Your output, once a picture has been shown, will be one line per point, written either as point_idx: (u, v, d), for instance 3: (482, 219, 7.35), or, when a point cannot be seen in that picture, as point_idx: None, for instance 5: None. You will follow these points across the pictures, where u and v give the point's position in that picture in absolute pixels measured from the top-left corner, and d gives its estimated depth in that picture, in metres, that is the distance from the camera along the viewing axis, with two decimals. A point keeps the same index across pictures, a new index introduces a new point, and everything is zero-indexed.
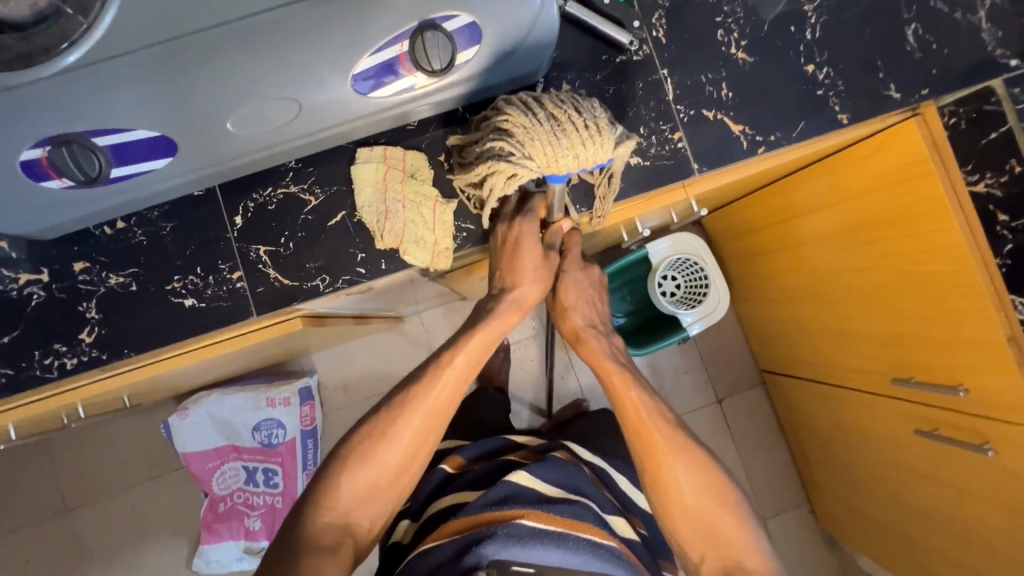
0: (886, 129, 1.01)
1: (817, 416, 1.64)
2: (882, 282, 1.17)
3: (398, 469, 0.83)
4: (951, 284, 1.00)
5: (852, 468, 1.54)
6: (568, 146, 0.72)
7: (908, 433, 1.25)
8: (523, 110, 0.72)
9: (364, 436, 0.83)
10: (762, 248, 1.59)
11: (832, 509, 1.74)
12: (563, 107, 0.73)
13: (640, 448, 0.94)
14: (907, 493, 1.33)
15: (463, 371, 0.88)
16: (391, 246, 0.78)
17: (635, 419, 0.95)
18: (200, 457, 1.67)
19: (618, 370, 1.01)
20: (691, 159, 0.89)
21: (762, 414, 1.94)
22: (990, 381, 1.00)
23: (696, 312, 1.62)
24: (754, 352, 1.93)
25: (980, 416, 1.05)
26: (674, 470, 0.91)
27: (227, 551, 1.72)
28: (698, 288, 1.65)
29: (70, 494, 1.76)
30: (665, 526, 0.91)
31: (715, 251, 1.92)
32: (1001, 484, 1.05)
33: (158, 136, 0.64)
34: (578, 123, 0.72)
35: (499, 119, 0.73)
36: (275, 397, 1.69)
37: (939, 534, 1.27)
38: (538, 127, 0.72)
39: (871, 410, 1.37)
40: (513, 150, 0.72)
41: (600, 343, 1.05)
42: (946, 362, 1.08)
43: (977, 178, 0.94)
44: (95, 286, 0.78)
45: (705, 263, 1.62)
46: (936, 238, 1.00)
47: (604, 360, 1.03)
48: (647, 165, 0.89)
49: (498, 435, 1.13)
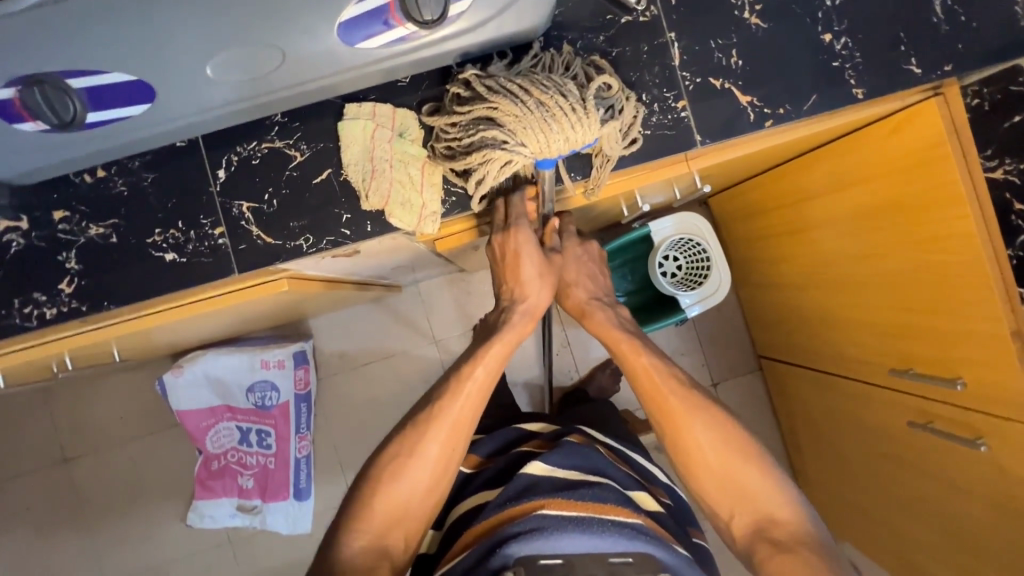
0: (904, 109, 0.96)
1: (812, 404, 1.62)
2: (887, 270, 1.14)
3: (430, 481, 0.90)
4: (958, 274, 0.97)
5: (843, 457, 1.53)
6: (559, 130, 0.69)
7: (903, 425, 1.24)
8: (511, 96, 0.69)
9: (397, 454, 0.91)
10: (768, 230, 1.55)
11: (820, 496, 1.74)
12: (549, 89, 0.69)
13: (657, 411, 0.96)
14: (897, 483, 1.33)
15: (482, 381, 0.95)
16: (376, 207, 0.75)
17: (649, 385, 0.98)
18: (195, 415, 1.70)
19: (628, 339, 1.02)
20: (694, 130, 0.85)
21: (757, 399, 1.92)
22: (990, 376, 0.98)
23: (696, 294, 1.59)
24: (753, 337, 1.90)
25: (977, 410, 1.03)
26: (694, 429, 0.92)
27: (220, 507, 1.76)
28: (700, 269, 1.62)
29: (69, 445, 1.79)
30: (693, 488, 0.92)
31: (720, 233, 1.87)
32: (994, 480, 1.04)
33: (134, 81, 0.62)
34: (567, 106, 0.68)
35: (487, 106, 0.69)
36: (270, 359, 1.70)
37: (927, 525, 1.27)
38: (528, 115, 0.68)
39: (866, 400, 1.35)
40: (506, 140, 0.70)
41: (607, 315, 1.07)
42: (947, 353, 1.06)
43: (996, 164, 0.90)
44: (75, 237, 0.77)
45: (708, 245, 1.59)
46: (946, 226, 0.96)
47: (613, 329, 1.05)
48: (648, 135, 0.85)
49: (512, 427, 1.13)
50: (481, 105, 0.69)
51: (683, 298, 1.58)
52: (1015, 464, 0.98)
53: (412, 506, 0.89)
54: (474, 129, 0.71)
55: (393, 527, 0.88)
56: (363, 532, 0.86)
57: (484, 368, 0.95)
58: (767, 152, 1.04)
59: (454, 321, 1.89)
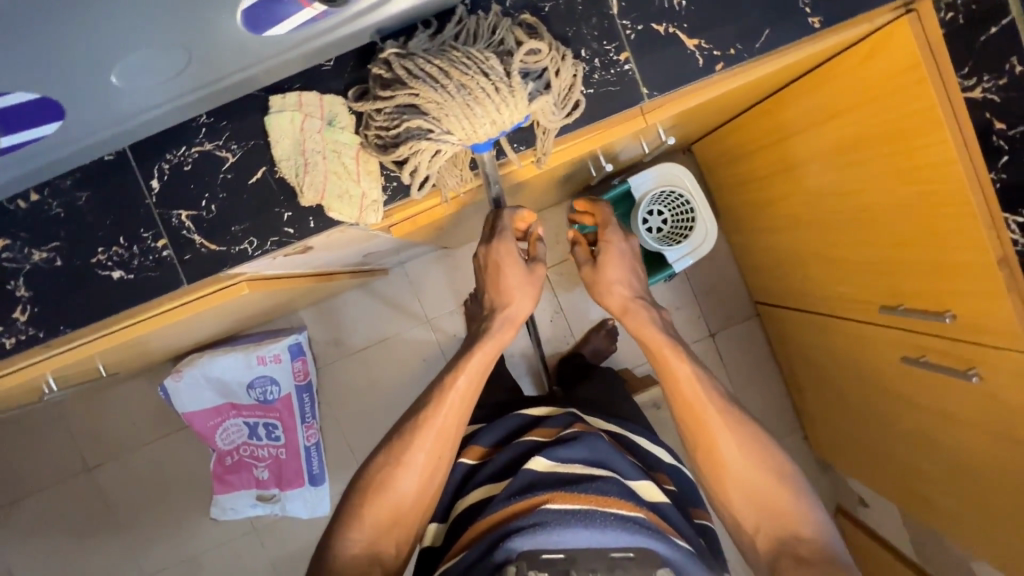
0: (879, 33, 0.90)
1: (809, 346, 1.60)
2: (871, 205, 1.09)
3: (422, 485, 0.93)
4: (941, 203, 0.93)
5: (843, 396, 1.52)
6: (484, 113, 0.66)
7: (897, 361, 1.21)
8: (430, 81, 0.64)
9: (387, 467, 0.93)
10: (753, 173, 1.50)
11: (825, 435, 1.75)
12: (471, 69, 0.65)
13: (691, 421, 0.94)
14: (896, 418, 1.32)
15: (466, 387, 0.96)
16: (314, 202, 0.73)
17: (686, 394, 0.95)
18: (200, 416, 1.72)
19: (670, 344, 0.98)
20: (641, 84, 0.81)
21: (756, 345, 1.91)
22: (978, 306, 0.95)
23: (683, 248, 1.55)
24: (748, 283, 1.87)
25: (967, 341, 1.00)
26: (734, 448, 0.91)
27: (240, 499, 1.82)
28: (685, 222, 1.57)
29: (88, 454, 1.86)
30: (720, 501, 0.92)
31: (708, 178, 1.82)
32: (989, 409, 1.02)
33: (40, 99, 0.58)
34: (490, 87, 0.65)
35: (407, 92, 0.66)
36: (266, 355, 1.71)
37: (928, 457, 1.26)
38: (450, 101, 0.65)
39: (860, 340, 1.32)
40: (431, 128, 0.67)
41: (651, 319, 1.01)
42: (935, 285, 1.02)
43: (974, 83, 0.83)
44: (20, 263, 0.76)
45: (692, 195, 1.54)
46: (927, 154, 0.91)
47: (650, 332, 1.00)
48: (591, 94, 0.80)
49: (516, 413, 1.08)
50: (402, 91, 0.66)
51: (670, 253, 1.54)
52: (1009, 391, 0.96)
53: (405, 512, 0.92)
54: (399, 119, 0.68)
55: (389, 530, 0.91)
56: (359, 540, 0.89)
57: (467, 376, 0.96)
58: (735, 94, 0.99)
59: (444, 298, 1.88)
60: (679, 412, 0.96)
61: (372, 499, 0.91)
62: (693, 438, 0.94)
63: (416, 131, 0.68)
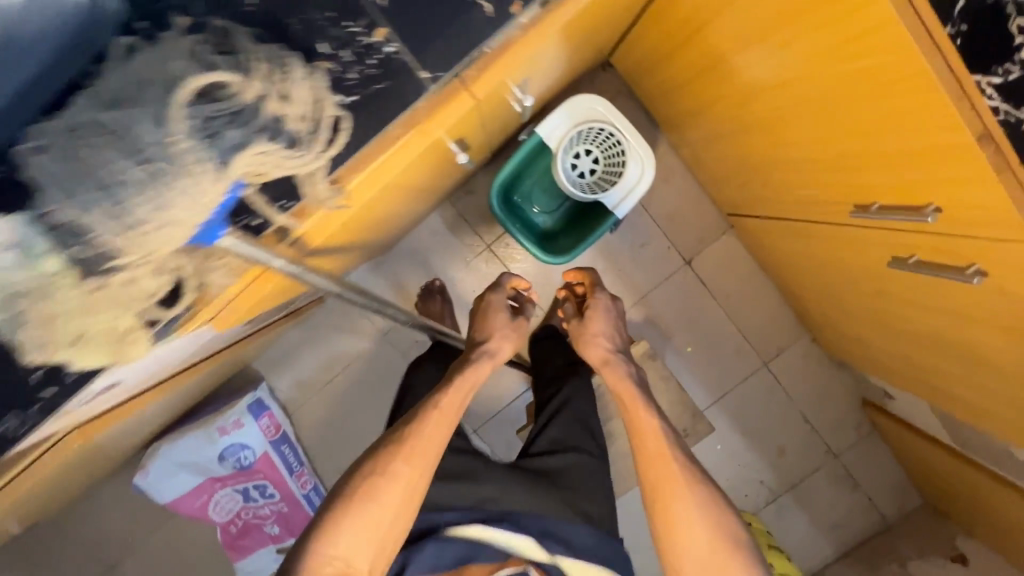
0: None
1: (792, 252, 1.41)
2: (812, 94, 0.87)
3: (399, 505, 0.90)
4: (891, 78, 0.71)
5: (840, 299, 1.35)
6: (203, 190, 0.67)
7: (886, 262, 1.03)
8: (106, 199, 0.63)
9: (370, 481, 0.91)
10: (681, 76, 1.25)
11: (834, 336, 1.59)
12: (176, 141, 0.64)
13: (651, 480, 1.00)
14: (901, 320, 1.14)
15: (448, 406, 1.02)
16: (46, 358, 0.70)
17: (649, 446, 1.03)
18: (186, 498, 1.65)
19: (632, 394, 1.12)
20: (417, 68, 0.77)
21: (740, 259, 1.71)
22: (964, 195, 0.74)
23: (620, 187, 1.36)
24: (713, 196, 1.65)
25: (960, 237, 0.81)
26: (690, 518, 0.94)
27: (261, 558, 1.78)
28: (617, 158, 1.38)
29: (100, 559, 1.83)
30: (671, 562, 0.94)
31: (637, 89, 1.56)
32: (1003, 306, 0.84)
33: None
34: (203, 150, 0.66)
35: (76, 223, 0.63)
36: (225, 424, 1.61)
37: (945, 356, 1.10)
38: (150, 191, 0.64)
39: (842, 244, 1.13)
40: (128, 251, 0.66)
41: (625, 377, 1.17)
42: (908, 177, 0.82)
43: None
44: None
45: (614, 125, 1.34)
46: (860, 19, 0.68)
47: (623, 385, 1.15)
48: (354, 97, 0.76)
49: (452, 534, 1.00)
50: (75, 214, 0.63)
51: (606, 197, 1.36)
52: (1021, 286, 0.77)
53: (384, 529, 0.88)
54: (86, 245, 0.64)
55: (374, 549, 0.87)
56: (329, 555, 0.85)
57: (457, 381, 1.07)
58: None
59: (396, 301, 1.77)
60: (637, 459, 1.04)
61: (354, 512, 0.88)
62: (643, 467, 1.02)
63: (101, 259, 0.65)
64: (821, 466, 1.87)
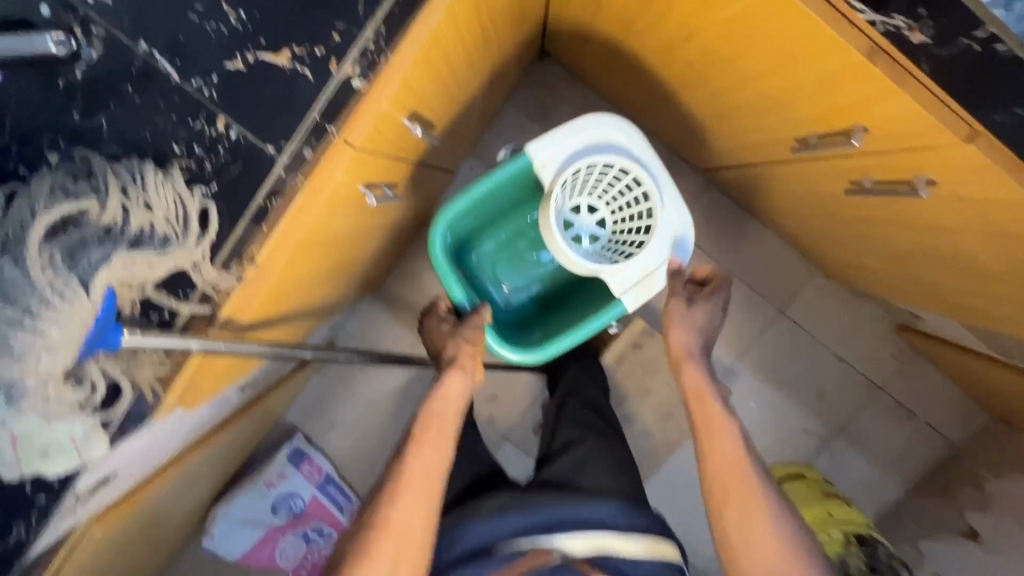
0: None
1: (759, 185, 1.32)
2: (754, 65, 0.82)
3: (400, 547, 0.78)
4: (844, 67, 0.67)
5: (819, 226, 1.29)
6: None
7: (844, 191, 1.00)
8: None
9: (373, 531, 0.78)
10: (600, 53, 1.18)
11: (833, 263, 1.52)
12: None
13: (719, 501, 0.85)
14: (887, 242, 1.09)
15: (424, 446, 0.85)
16: None
17: (734, 479, 0.85)
18: (253, 552, 1.75)
19: (742, 430, 0.91)
20: (264, 145, 0.60)
21: (728, 212, 1.67)
22: (954, 175, 0.72)
23: (631, 270, 1.01)
24: (685, 156, 1.61)
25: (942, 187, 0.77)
26: (785, 568, 0.78)
27: None
28: (636, 213, 1.05)
29: None
30: (727, 560, 0.82)
31: (580, 72, 1.54)
32: (976, 229, 0.82)
33: None
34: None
35: None
36: (271, 477, 1.72)
37: (944, 272, 1.04)
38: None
39: (793, 175, 1.09)
40: None
41: (698, 367, 1.00)
42: (879, 141, 0.77)
43: None
44: None
45: (636, 170, 0.99)
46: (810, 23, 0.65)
47: (723, 428, 0.90)
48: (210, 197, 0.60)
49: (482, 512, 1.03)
50: None
51: (612, 280, 1.01)
52: (994, 220, 0.76)
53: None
54: None
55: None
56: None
57: (440, 380, 0.94)
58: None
59: None
60: (711, 489, 0.86)
61: (378, 533, 0.78)
62: (705, 451, 0.89)
63: None
64: (869, 400, 1.79)
